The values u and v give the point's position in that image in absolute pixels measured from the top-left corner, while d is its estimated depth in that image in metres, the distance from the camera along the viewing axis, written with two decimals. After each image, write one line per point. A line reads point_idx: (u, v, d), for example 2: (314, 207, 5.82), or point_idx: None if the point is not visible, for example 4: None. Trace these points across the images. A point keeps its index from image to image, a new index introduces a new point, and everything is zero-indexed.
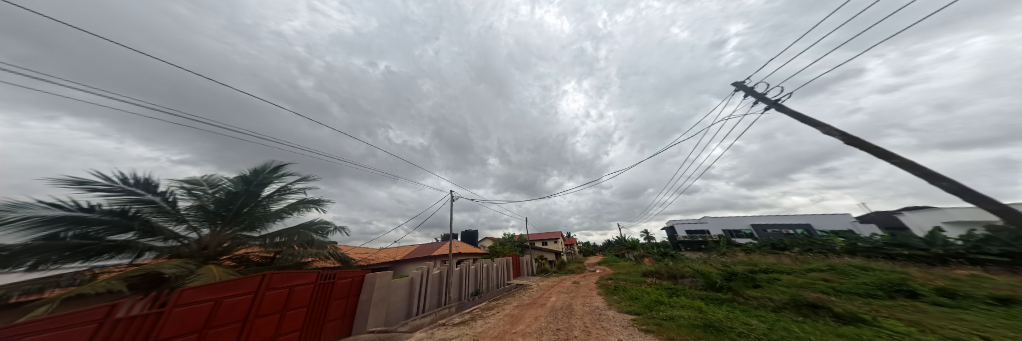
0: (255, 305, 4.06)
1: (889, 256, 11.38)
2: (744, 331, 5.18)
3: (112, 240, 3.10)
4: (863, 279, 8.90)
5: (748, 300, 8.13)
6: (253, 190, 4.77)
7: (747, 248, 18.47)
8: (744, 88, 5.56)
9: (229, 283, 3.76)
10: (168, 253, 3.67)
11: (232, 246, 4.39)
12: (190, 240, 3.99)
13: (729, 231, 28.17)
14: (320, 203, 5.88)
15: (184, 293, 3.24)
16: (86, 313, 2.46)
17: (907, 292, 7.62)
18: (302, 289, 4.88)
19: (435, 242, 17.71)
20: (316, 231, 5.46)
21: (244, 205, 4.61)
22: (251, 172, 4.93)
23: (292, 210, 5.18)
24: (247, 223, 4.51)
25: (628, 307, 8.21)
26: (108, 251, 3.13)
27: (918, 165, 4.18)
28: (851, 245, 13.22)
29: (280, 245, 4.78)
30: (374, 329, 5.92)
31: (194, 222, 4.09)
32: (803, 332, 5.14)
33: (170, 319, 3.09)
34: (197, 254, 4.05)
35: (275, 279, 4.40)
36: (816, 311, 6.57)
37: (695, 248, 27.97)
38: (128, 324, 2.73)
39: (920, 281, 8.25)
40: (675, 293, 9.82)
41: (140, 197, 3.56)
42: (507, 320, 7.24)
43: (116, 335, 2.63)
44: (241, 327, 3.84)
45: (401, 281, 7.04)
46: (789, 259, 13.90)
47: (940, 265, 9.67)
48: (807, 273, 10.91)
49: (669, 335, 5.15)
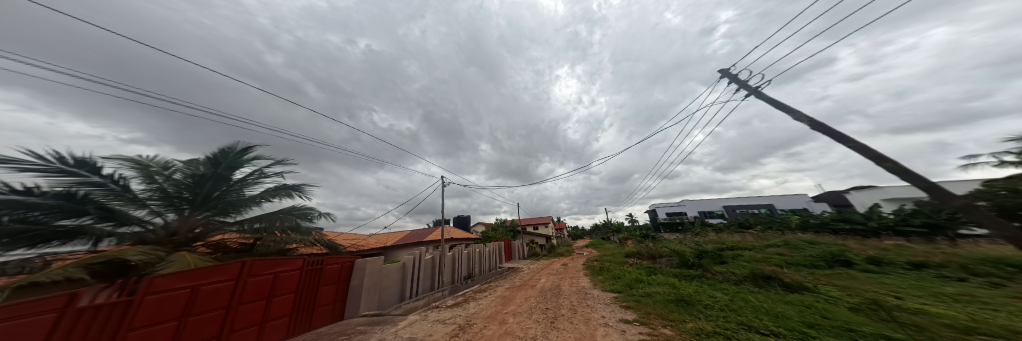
0: (238, 292, 3.81)
1: (834, 231, 13.08)
2: (709, 303, 5.77)
3: (61, 226, 2.67)
4: (811, 252, 10.13)
5: (716, 275, 8.96)
6: (223, 173, 4.23)
7: (718, 228, 20.28)
8: (729, 76, 5.64)
9: (207, 270, 3.45)
10: (132, 239, 3.31)
11: (205, 232, 3.98)
12: (156, 226, 3.58)
13: (704, 212, 30.64)
14: (302, 188, 5.40)
15: (156, 281, 2.93)
16: (45, 302, 2.15)
17: (844, 262, 8.85)
18: (288, 276, 4.63)
19: (425, 228, 17.56)
20: (301, 216, 5.04)
21: (214, 189, 4.10)
22: (219, 152, 4.29)
23: (270, 195, 4.72)
24: (220, 208, 4.06)
25: (611, 285, 8.77)
26: (59, 238, 2.75)
27: (869, 149, 4.32)
28: (804, 222, 14.99)
29: (260, 231, 4.39)
30: (367, 313, 5.83)
31: (157, 206, 3.60)
32: (757, 301, 5.80)
33: (144, 307, 2.82)
34: (166, 241, 3.67)
35: (257, 266, 4.12)
36: (768, 282, 7.42)
37: (672, 229, 30.30)
38: (94, 312, 2.46)
39: (856, 252, 9.56)
40: (653, 271, 10.62)
41: (87, 179, 3.02)
42: (499, 302, 7.47)
43: (81, 325, 2.35)
44: (224, 314, 3.60)
45: (393, 266, 6.91)
46: (752, 237, 15.48)
47: (872, 237, 11.43)
48: (766, 249, 12.23)
49: (645, 310, 5.60)
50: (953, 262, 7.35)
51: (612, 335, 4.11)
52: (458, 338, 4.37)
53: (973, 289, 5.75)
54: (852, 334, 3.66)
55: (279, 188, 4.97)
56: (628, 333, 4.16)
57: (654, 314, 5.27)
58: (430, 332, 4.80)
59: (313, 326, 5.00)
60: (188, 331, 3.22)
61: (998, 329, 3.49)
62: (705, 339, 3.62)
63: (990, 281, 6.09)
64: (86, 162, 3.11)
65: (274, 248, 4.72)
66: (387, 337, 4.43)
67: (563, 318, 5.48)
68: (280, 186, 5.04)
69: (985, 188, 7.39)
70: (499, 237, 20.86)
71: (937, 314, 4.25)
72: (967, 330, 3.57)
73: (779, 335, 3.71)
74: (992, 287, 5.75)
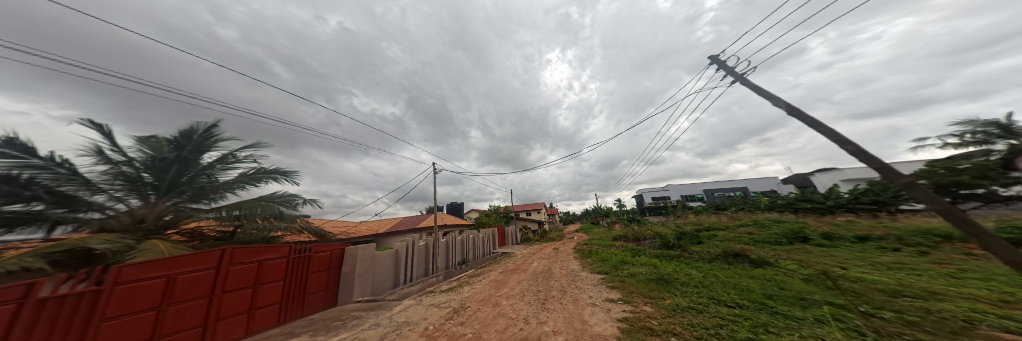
0: (221, 281, 3.57)
1: (796, 209, 14.50)
2: (685, 281, 6.26)
3: (12, 211, 2.39)
4: (775, 230, 11.15)
5: (692, 254, 9.65)
6: (189, 157, 3.77)
7: (698, 210, 21.74)
8: (718, 63, 5.71)
9: (182, 258, 3.18)
10: (94, 227, 3.00)
11: (177, 219, 3.68)
12: (120, 212, 3.23)
13: (686, 196, 32.76)
14: (279, 173, 5.02)
15: (123, 270, 2.66)
16: (5, 292, 1.92)
17: (803, 237, 9.84)
18: (275, 263, 4.39)
19: (417, 216, 17.32)
20: (283, 202, 4.70)
21: (181, 173, 3.67)
22: (182, 132, 3.78)
23: (249, 182, 4.40)
24: (192, 194, 3.73)
25: (599, 267, 9.25)
26: (8, 226, 2.45)
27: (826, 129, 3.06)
28: (772, 203, 16.43)
29: (240, 218, 4.05)
30: (361, 299, 5.78)
31: (117, 192, 3.19)
32: (726, 276, 6.38)
33: (113, 298, 2.57)
34: (132, 228, 3.33)
35: (239, 253, 3.84)
36: (737, 258, 8.08)
37: (658, 213, 32.23)
38: (54, 304, 2.20)
39: (813, 228, 10.69)
40: (637, 253, 11.26)
41: (24, 161, 2.53)
42: (493, 285, 7.65)
43: (44, 317, 2.13)
44: (208, 302, 3.39)
45: (386, 252, 6.73)
46: (726, 218, 16.81)
47: (828, 214, 12.80)
48: (738, 229, 13.36)
49: (629, 289, 5.97)
50: (891, 234, 8.41)
51: (598, 313, 4.37)
52: (454, 321, 4.47)
53: (904, 257, 6.66)
54: (804, 302, 4.12)
55: (256, 172, 4.61)
56: (613, 311, 4.42)
57: (637, 292, 5.61)
58: (425, 316, 4.83)
59: (305, 312, 4.89)
60: (169, 320, 3.01)
61: (918, 292, 4.08)
62: (680, 314, 3.94)
63: (917, 250, 7.08)
64: (14, 142, 2.53)
65: (257, 236, 4.44)
66: (382, 322, 4.43)
67: (553, 300, 5.75)
68: (257, 170, 4.67)
69: (928, 166, 8.58)
70: (492, 223, 21.10)
71: (874, 281, 4.90)
72: (895, 293, 4.12)
73: (743, 306, 4.11)
74: (919, 255, 6.67)
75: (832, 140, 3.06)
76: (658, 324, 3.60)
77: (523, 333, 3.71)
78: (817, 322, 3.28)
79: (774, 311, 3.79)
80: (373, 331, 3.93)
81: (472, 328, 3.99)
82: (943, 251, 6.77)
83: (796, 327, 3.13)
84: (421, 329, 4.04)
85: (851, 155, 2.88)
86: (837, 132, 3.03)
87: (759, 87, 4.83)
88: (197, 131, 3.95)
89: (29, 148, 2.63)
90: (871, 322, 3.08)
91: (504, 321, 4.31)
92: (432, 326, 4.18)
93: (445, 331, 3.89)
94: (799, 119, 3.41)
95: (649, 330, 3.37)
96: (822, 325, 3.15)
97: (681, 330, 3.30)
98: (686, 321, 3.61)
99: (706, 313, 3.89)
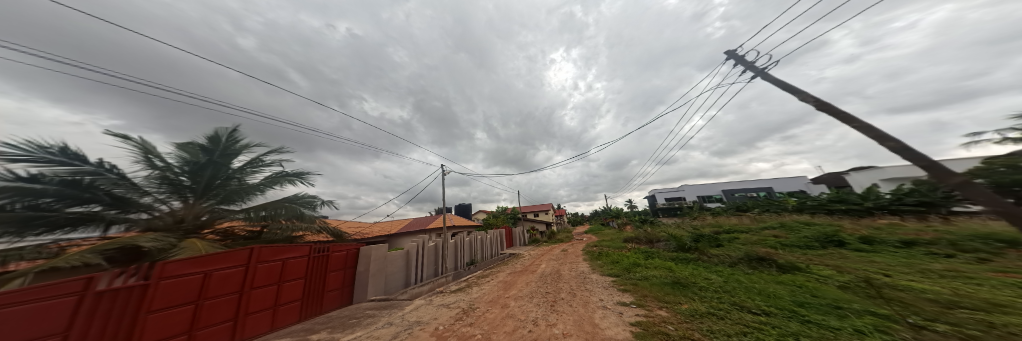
0: (248, 278, 3.84)
1: (829, 211, 13.40)
2: (703, 285, 5.95)
3: (73, 212, 2.71)
4: (805, 233, 10.36)
5: (712, 258, 9.16)
6: (218, 160, 4.10)
7: (717, 211, 20.62)
8: (735, 58, 5.43)
9: (216, 256, 3.46)
10: (142, 226, 3.35)
11: (212, 219, 4.00)
12: (162, 212, 3.57)
13: (703, 197, 31.22)
14: (300, 176, 5.36)
15: (167, 266, 2.94)
16: (62, 286, 2.18)
17: (837, 242, 9.05)
18: (296, 262, 4.67)
19: (428, 217, 17.66)
20: (304, 204, 5.01)
21: (214, 177, 4.00)
22: (210, 139, 4.14)
23: (272, 184, 4.72)
24: (224, 196, 4.05)
25: (610, 270, 9.01)
26: (72, 225, 2.80)
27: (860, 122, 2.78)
28: (801, 204, 15.29)
29: (267, 218, 4.35)
30: (374, 298, 5.98)
31: (160, 194, 3.53)
32: (750, 282, 5.99)
33: (158, 291, 2.85)
34: (174, 227, 3.67)
35: (265, 252, 4.12)
36: (762, 262, 7.58)
37: (672, 214, 30.92)
38: (112, 296, 2.48)
39: (849, 232, 9.80)
40: (650, 256, 10.85)
41: (78, 167, 2.85)
42: (501, 286, 7.68)
43: (101, 308, 2.41)
44: (238, 298, 3.67)
45: (398, 253, 6.93)
46: (749, 220, 15.82)
47: (866, 216, 11.72)
48: (761, 231, 12.52)
49: (642, 293, 5.74)
50: (943, 239, 7.56)
51: (609, 316, 4.27)
52: (462, 321, 4.56)
53: (959, 264, 5.95)
54: (840, 311, 3.81)
55: (280, 176, 4.95)
56: (625, 315, 4.30)
57: (651, 296, 5.38)
58: (435, 316, 4.95)
59: (323, 310, 5.14)
60: (205, 314, 3.29)
61: (980, 303, 3.62)
62: (698, 319, 3.76)
63: (976, 257, 6.30)
64: (67, 151, 2.86)
65: (281, 235, 4.74)
66: (393, 320, 4.58)
67: (562, 302, 5.68)
68: (279, 173, 5.00)
69: (985, 163, 7.63)
70: (500, 223, 21.19)
71: (924, 290, 4.41)
72: (949, 304, 3.70)
73: (770, 313, 3.86)
74: (978, 263, 5.94)
75: (869, 136, 2.83)
76: (673, 329, 3.47)
77: (532, 335, 3.72)
78: (856, 333, 3.01)
79: (805, 319, 3.54)
80: (386, 329, 4.08)
81: (480, 330, 4.04)
82: (1009, 258, 5.98)
83: (832, 338, 2.89)
84: (431, 329, 4.14)
85: (892, 152, 2.63)
86: (870, 127, 2.78)
87: (781, 81, 4.55)
88: (222, 137, 4.27)
89: (79, 156, 2.95)
90: (920, 335, 2.78)
91: (512, 323, 4.32)
92: (442, 326, 4.28)
93: (454, 331, 3.98)
94: (829, 115, 3.17)
95: (664, 335, 3.27)
96: (862, 336, 2.90)
97: (700, 336, 3.16)
98: (705, 327, 3.44)
99: (728, 319, 3.69)
